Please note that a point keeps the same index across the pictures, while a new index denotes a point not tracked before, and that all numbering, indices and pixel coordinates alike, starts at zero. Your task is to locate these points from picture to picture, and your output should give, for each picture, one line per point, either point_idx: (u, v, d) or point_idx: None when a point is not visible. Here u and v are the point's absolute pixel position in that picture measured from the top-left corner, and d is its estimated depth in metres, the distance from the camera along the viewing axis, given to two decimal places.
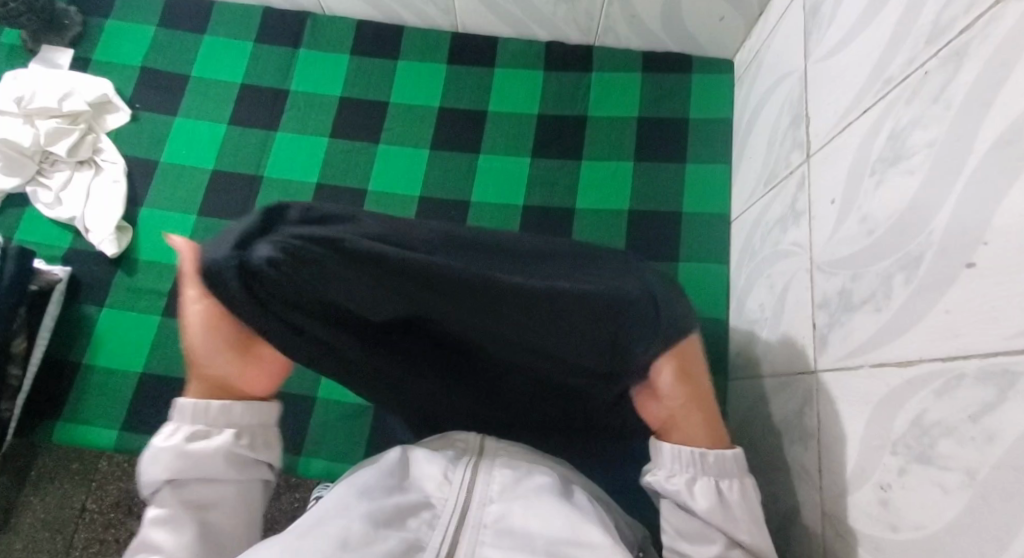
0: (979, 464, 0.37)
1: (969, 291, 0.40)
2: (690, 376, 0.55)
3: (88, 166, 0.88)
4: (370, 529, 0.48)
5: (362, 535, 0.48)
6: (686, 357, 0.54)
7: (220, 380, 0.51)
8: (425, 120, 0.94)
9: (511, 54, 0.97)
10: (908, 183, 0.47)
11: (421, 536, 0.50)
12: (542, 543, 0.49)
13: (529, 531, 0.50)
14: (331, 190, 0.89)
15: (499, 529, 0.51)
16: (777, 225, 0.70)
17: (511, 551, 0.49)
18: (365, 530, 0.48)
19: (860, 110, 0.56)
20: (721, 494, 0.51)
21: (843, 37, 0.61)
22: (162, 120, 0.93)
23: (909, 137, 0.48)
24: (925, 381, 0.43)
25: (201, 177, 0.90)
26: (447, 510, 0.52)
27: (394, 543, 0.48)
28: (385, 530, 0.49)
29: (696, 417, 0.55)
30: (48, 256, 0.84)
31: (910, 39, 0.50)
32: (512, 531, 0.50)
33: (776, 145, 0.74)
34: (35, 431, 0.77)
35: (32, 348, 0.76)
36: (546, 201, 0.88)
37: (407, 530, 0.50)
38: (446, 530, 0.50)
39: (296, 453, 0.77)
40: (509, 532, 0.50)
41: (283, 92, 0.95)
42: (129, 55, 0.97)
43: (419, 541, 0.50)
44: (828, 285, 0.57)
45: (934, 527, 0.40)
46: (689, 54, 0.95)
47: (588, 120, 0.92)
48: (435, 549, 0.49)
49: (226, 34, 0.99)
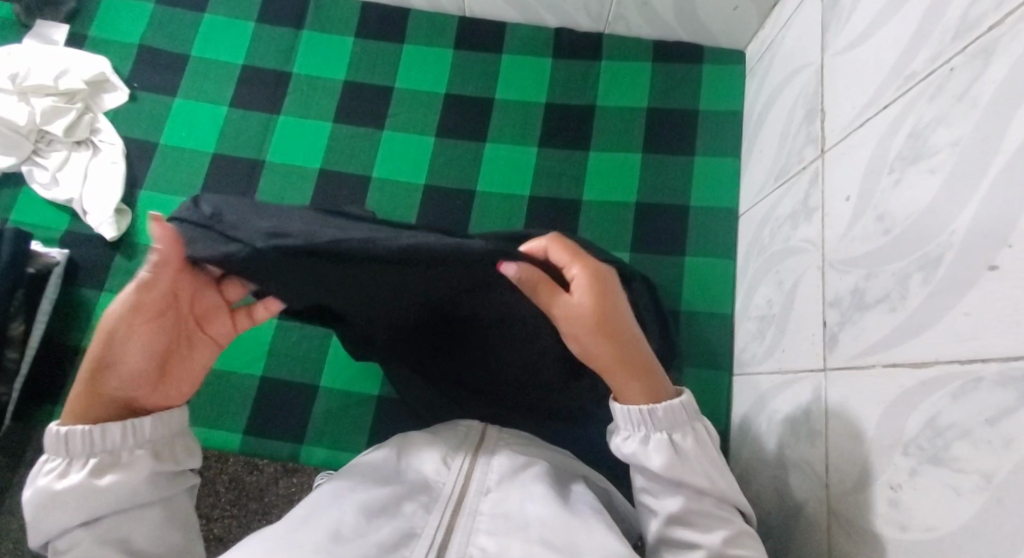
0: (996, 469, 0.37)
1: (990, 293, 0.39)
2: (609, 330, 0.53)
3: (85, 147, 0.86)
4: (363, 521, 0.47)
5: (355, 526, 0.47)
6: (602, 280, 0.54)
7: (131, 398, 0.53)
8: (431, 106, 0.92)
9: (519, 40, 0.96)
10: (929, 181, 0.47)
11: (415, 523, 0.49)
12: (535, 529, 0.48)
13: (525, 516, 0.49)
14: (334, 176, 0.88)
15: (495, 514, 0.50)
16: (788, 221, 0.70)
17: (506, 536, 0.48)
18: (357, 522, 0.47)
19: (880, 107, 0.55)
20: (676, 446, 0.52)
21: (863, 30, 0.60)
22: (160, 101, 0.91)
23: (931, 136, 0.47)
24: (940, 384, 0.43)
25: (202, 160, 0.88)
26: (445, 496, 0.52)
27: (387, 533, 0.47)
28: (379, 518, 0.48)
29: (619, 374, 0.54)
30: (45, 238, 0.83)
31: (935, 35, 0.49)
32: (507, 515, 0.50)
33: (789, 139, 0.73)
34: (33, 415, 0.76)
35: (30, 332, 0.75)
36: (552, 192, 0.87)
37: (401, 517, 0.49)
38: (440, 520, 0.49)
39: (298, 442, 0.76)
40: (504, 516, 0.50)
41: (286, 75, 0.93)
42: (126, 32, 0.94)
43: (412, 528, 0.49)
44: (841, 283, 0.57)
45: (947, 528, 0.40)
46: (700, 44, 0.94)
47: (596, 110, 0.91)
48: (429, 538, 0.48)
49: (227, 13, 0.96)
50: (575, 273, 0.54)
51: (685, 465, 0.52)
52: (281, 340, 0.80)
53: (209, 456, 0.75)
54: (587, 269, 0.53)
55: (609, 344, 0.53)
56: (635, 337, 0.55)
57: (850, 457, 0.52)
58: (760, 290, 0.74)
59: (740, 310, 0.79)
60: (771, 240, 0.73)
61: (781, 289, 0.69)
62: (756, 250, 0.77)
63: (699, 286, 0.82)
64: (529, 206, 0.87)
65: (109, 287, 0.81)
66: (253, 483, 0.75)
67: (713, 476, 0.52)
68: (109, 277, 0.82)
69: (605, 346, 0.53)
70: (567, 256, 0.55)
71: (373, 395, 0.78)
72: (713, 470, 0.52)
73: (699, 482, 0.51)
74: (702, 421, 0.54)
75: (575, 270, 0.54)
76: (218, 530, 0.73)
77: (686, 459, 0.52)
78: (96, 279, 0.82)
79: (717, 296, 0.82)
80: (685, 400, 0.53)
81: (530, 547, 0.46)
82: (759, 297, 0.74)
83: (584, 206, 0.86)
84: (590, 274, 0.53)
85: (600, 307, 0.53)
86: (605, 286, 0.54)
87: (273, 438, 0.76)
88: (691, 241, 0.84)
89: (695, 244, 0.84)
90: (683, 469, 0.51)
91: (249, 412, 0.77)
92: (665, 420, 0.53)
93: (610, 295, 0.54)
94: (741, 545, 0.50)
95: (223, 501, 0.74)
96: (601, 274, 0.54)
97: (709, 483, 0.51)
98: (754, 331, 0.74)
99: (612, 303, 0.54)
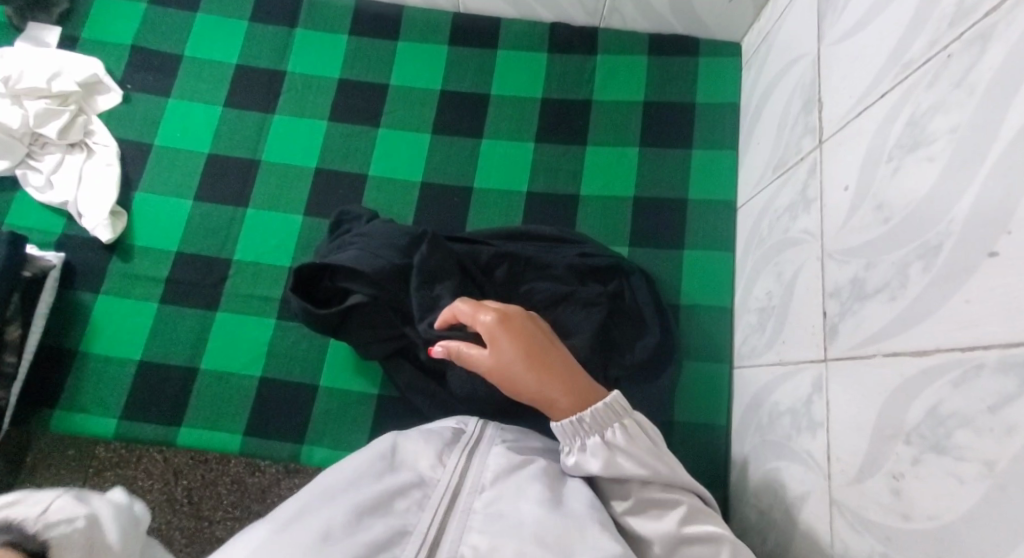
0: (998, 456, 0.37)
1: (990, 280, 0.39)
2: (533, 363, 0.57)
3: (79, 149, 0.86)
4: (354, 519, 0.47)
5: (347, 526, 0.46)
6: (511, 320, 0.60)
7: None
8: (427, 103, 0.92)
9: (515, 35, 0.95)
10: (928, 169, 0.47)
11: (408, 521, 0.49)
12: (529, 528, 0.48)
13: (519, 516, 0.49)
14: (330, 175, 0.88)
15: (489, 514, 0.50)
16: (786, 212, 0.70)
17: (500, 535, 0.48)
18: (351, 521, 0.47)
19: (877, 96, 0.55)
20: (608, 444, 0.53)
21: (860, 19, 0.60)
22: (154, 102, 0.91)
23: (930, 123, 0.47)
24: (941, 372, 0.42)
25: (197, 161, 0.88)
26: (439, 492, 0.51)
27: (379, 532, 0.47)
28: (372, 518, 0.48)
29: (556, 396, 0.55)
30: (41, 241, 0.82)
31: (932, 22, 0.49)
32: (502, 515, 0.50)
33: (787, 131, 0.73)
34: (32, 419, 0.76)
35: (26, 336, 0.75)
36: (550, 188, 0.87)
37: (393, 515, 0.49)
38: (432, 517, 0.49)
39: (298, 442, 0.76)
40: (498, 516, 0.50)
41: (281, 74, 0.93)
42: (119, 34, 0.94)
43: (405, 527, 0.49)
44: (840, 273, 0.57)
45: (950, 517, 0.40)
46: (696, 36, 0.94)
47: (593, 104, 0.91)
48: (422, 535, 0.48)
49: (220, 12, 0.96)
50: (486, 325, 0.59)
51: (620, 461, 0.52)
52: (280, 341, 0.79)
53: (208, 461, 0.77)
54: (493, 317, 0.59)
55: (547, 382, 0.56)
56: (560, 361, 0.57)
57: (852, 447, 0.52)
58: (759, 283, 0.74)
59: (740, 303, 0.78)
60: (770, 232, 0.73)
61: (780, 281, 0.69)
62: (755, 243, 0.77)
63: (699, 280, 0.82)
64: (527, 202, 0.86)
65: (106, 289, 0.81)
66: (253, 484, 0.76)
67: (653, 465, 0.52)
68: (106, 279, 0.81)
69: (531, 383, 0.57)
70: (470, 315, 0.61)
71: (372, 393, 0.77)
72: (654, 463, 0.52)
73: (643, 474, 0.52)
74: (630, 414, 0.53)
75: (483, 324, 0.59)
76: (221, 532, 0.76)
77: (622, 455, 0.52)
78: (92, 281, 0.81)
79: (716, 289, 0.81)
80: (609, 402, 0.53)
81: (523, 547, 0.46)
82: (759, 289, 0.74)
83: (582, 201, 0.86)
84: (497, 320, 0.59)
85: (521, 351, 0.57)
86: (516, 325, 0.59)
87: (272, 438, 0.76)
88: (690, 235, 0.84)
89: (694, 238, 0.84)
90: (622, 462, 0.52)
91: (247, 414, 0.77)
92: (593, 424, 0.53)
93: (522, 334, 0.58)
94: (697, 523, 0.52)
95: (226, 504, 0.76)
96: (508, 316, 0.59)
97: (650, 476, 0.52)
98: (754, 323, 0.74)
99: (524, 341, 0.58)
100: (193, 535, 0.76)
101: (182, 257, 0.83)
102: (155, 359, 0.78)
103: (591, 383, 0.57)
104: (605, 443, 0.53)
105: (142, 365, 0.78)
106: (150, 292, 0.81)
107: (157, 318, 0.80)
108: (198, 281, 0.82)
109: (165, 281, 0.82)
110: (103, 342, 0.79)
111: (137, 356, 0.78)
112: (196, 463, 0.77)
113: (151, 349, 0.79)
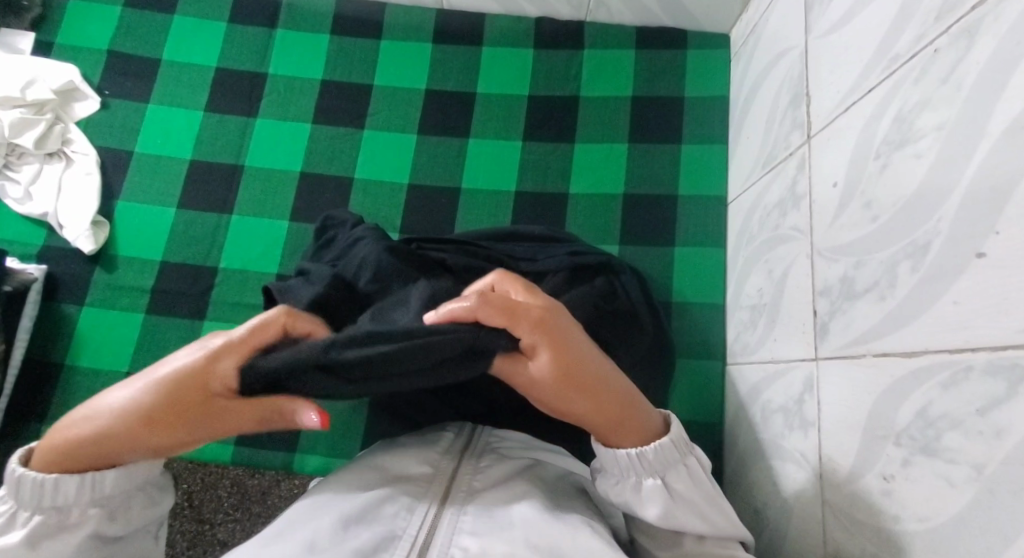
0: (988, 459, 0.37)
1: (979, 281, 0.39)
2: (578, 375, 0.49)
3: (57, 158, 0.84)
4: (340, 528, 0.47)
5: (331, 536, 0.47)
6: (552, 324, 0.49)
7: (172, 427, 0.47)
8: (412, 102, 0.91)
9: (499, 30, 0.94)
10: (917, 167, 0.46)
11: (396, 526, 0.49)
12: (519, 531, 0.48)
13: (512, 522, 0.49)
14: (316, 179, 0.86)
15: (478, 515, 0.50)
16: (776, 209, 0.69)
17: (488, 535, 0.48)
18: (336, 530, 0.47)
19: (865, 91, 0.54)
20: (669, 488, 0.51)
21: (846, 13, 0.59)
22: (133, 108, 0.89)
23: (917, 120, 0.47)
24: (931, 373, 0.42)
25: (179, 167, 0.87)
26: (428, 497, 0.52)
27: (367, 538, 0.47)
28: (359, 527, 0.48)
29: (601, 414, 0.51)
30: (21, 254, 0.81)
31: (919, 15, 0.48)
32: (490, 515, 0.50)
33: (775, 125, 0.72)
34: (21, 433, 0.75)
35: (10, 351, 0.74)
36: (538, 187, 0.86)
37: (381, 522, 0.49)
38: (422, 519, 0.50)
39: (291, 451, 0.78)
40: (487, 515, 0.50)
41: (262, 76, 0.91)
42: (95, 38, 0.92)
43: (394, 532, 0.49)
44: (830, 272, 0.56)
45: (940, 520, 0.40)
46: (684, 29, 0.93)
47: (580, 100, 0.90)
48: (411, 539, 0.48)
49: (198, 14, 0.94)
50: (528, 338, 0.49)
51: (677, 508, 0.51)
52: None
53: (206, 465, 0.78)
54: (532, 325, 0.48)
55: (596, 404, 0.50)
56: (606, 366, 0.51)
57: (843, 447, 0.52)
58: (751, 278, 0.74)
59: (732, 299, 0.78)
60: (760, 227, 0.72)
61: (771, 278, 0.68)
62: (746, 238, 0.76)
63: (690, 276, 0.81)
64: (515, 201, 0.86)
65: (89, 302, 0.80)
66: (253, 487, 0.77)
67: (710, 515, 0.51)
68: (90, 291, 0.80)
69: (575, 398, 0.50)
70: (504, 317, 0.48)
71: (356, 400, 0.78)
72: (708, 511, 0.51)
73: (696, 522, 0.51)
74: (695, 457, 0.52)
75: (522, 333, 0.48)
76: (222, 535, 0.76)
77: (681, 501, 0.51)
78: (75, 294, 0.80)
79: (708, 286, 0.81)
80: (677, 439, 0.52)
81: (513, 548, 0.46)
82: (750, 286, 0.74)
83: (571, 200, 0.85)
84: (535, 325, 0.48)
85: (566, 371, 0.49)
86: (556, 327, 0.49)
87: (266, 449, 0.78)
88: (680, 231, 0.83)
89: (685, 234, 0.83)
90: (680, 506, 0.51)
91: None
92: (656, 463, 0.51)
93: (564, 341, 0.49)
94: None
95: (225, 507, 0.76)
96: (547, 319, 0.49)
97: (705, 524, 0.51)
98: (746, 319, 0.73)
99: (569, 352, 0.49)
100: (194, 539, 0.76)
101: (166, 266, 0.82)
102: (145, 370, 0.78)
103: (638, 400, 0.53)
104: (664, 485, 0.51)
105: (129, 377, 0.77)
106: (136, 302, 0.81)
107: (143, 328, 0.79)
108: (184, 289, 0.81)
109: (150, 290, 0.81)
110: (90, 354, 0.78)
111: (124, 367, 0.78)
112: (196, 466, 0.78)
113: (138, 360, 0.78)
